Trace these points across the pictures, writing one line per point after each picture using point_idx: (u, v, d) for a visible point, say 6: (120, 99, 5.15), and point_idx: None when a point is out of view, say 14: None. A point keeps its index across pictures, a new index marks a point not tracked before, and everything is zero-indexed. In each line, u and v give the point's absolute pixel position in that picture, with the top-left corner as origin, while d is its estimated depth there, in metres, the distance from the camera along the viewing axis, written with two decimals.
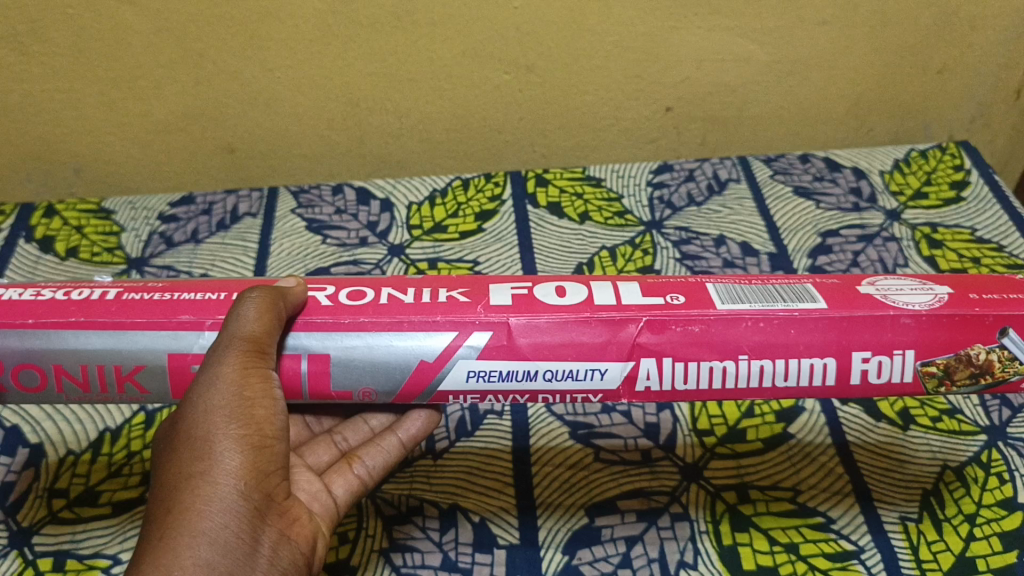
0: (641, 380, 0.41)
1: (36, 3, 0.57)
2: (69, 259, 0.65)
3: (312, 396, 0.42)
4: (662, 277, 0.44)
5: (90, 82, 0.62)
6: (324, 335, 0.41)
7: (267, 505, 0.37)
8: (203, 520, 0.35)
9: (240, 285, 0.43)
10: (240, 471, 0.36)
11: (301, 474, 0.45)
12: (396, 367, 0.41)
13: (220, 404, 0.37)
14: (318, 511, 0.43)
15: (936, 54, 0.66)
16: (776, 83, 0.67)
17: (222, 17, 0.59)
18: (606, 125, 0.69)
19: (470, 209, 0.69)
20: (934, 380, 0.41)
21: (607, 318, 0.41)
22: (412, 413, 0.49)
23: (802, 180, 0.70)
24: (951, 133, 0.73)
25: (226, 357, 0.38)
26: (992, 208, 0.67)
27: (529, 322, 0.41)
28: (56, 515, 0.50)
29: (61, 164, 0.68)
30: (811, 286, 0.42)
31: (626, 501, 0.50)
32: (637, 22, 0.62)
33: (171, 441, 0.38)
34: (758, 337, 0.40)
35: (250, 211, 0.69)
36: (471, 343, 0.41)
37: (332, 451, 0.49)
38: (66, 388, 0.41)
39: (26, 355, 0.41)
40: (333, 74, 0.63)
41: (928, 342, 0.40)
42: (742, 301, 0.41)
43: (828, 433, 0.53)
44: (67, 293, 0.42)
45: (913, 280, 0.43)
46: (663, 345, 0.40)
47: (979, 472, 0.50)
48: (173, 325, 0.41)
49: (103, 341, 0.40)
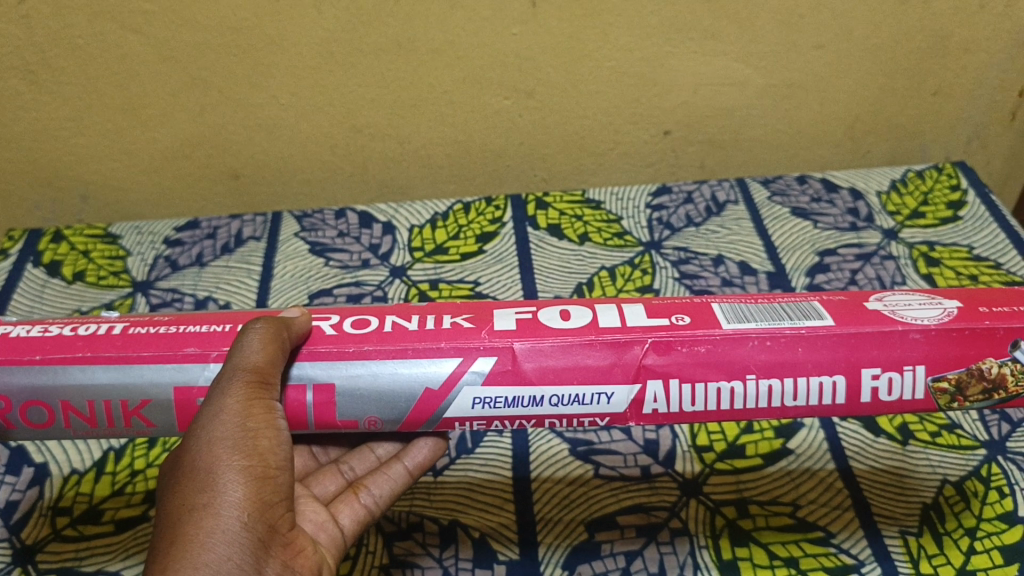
0: (648, 404, 0.42)
1: (45, 33, 0.58)
2: (76, 282, 0.67)
3: (318, 426, 0.43)
4: (665, 298, 0.44)
5: (98, 110, 0.63)
6: (329, 364, 0.41)
7: (270, 536, 0.38)
8: (207, 551, 0.35)
9: (245, 316, 0.44)
10: (244, 503, 0.37)
11: (307, 505, 0.46)
12: (401, 395, 0.41)
13: (223, 435, 0.38)
14: (325, 542, 0.44)
15: (931, 76, 0.67)
16: (774, 106, 0.68)
17: (227, 46, 0.60)
18: (605, 149, 0.70)
19: (471, 231, 0.70)
20: (946, 396, 0.41)
21: (611, 340, 0.41)
22: (418, 442, 0.49)
23: (800, 201, 0.71)
24: (948, 154, 0.74)
25: (230, 389, 0.39)
26: (989, 226, 0.68)
27: (533, 347, 0.41)
28: (60, 533, 0.50)
29: (69, 190, 0.69)
30: (817, 304, 0.43)
31: (626, 516, 0.50)
32: (634, 47, 0.63)
33: (175, 472, 0.38)
34: (765, 355, 0.41)
35: (254, 235, 0.70)
36: (476, 368, 0.41)
37: (338, 481, 0.50)
38: (74, 424, 0.42)
39: (33, 392, 0.41)
40: (336, 101, 0.64)
41: (938, 358, 0.40)
42: (748, 320, 0.41)
43: (831, 458, 0.53)
44: (73, 328, 0.43)
45: (921, 295, 0.43)
46: (670, 367, 0.41)
47: (979, 486, 0.50)
48: (178, 357, 0.41)
49: (109, 376, 0.41)
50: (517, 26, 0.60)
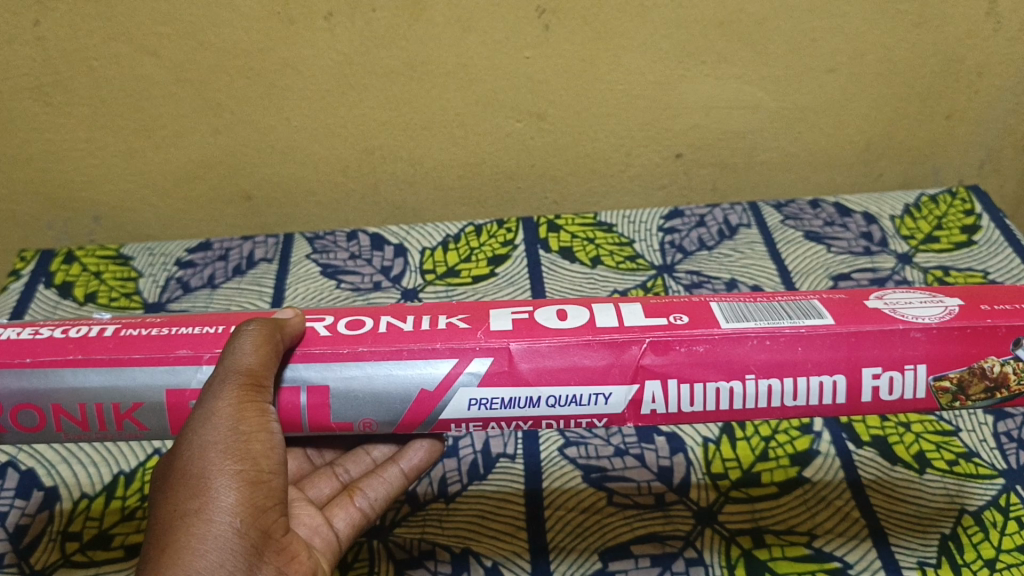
0: (647, 404, 0.41)
1: (60, 54, 0.58)
2: (88, 303, 0.67)
3: (312, 428, 0.42)
4: (664, 298, 0.44)
5: (112, 131, 0.64)
6: (322, 366, 0.41)
7: (264, 542, 0.38)
8: (199, 559, 0.35)
9: (238, 319, 0.44)
10: (237, 508, 0.37)
11: (302, 509, 0.46)
12: (396, 396, 0.41)
13: (215, 439, 0.38)
14: (320, 546, 0.44)
15: (944, 101, 0.67)
16: (786, 129, 0.68)
17: (240, 69, 0.60)
18: (616, 171, 0.70)
19: (483, 253, 0.70)
20: (947, 396, 0.41)
21: (609, 340, 0.41)
22: (415, 443, 0.49)
23: (813, 225, 0.71)
24: (961, 178, 0.73)
25: (222, 392, 0.38)
26: (1004, 251, 0.68)
27: (530, 347, 0.41)
28: (69, 558, 0.50)
29: (82, 211, 0.69)
30: (817, 303, 0.42)
31: (640, 545, 0.49)
32: (647, 71, 0.62)
33: (167, 475, 0.38)
34: (765, 355, 0.40)
35: (266, 257, 0.71)
36: (472, 369, 0.41)
37: (333, 483, 0.50)
38: (66, 427, 0.42)
39: (24, 395, 0.41)
40: (349, 124, 0.64)
41: (940, 356, 0.40)
42: (747, 319, 0.41)
43: (841, 468, 0.53)
44: (65, 330, 0.42)
45: (922, 293, 0.43)
46: (668, 366, 0.40)
47: (997, 517, 0.49)
48: (171, 359, 0.41)
49: (101, 379, 0.40)
50: (529, 50, 0.61)
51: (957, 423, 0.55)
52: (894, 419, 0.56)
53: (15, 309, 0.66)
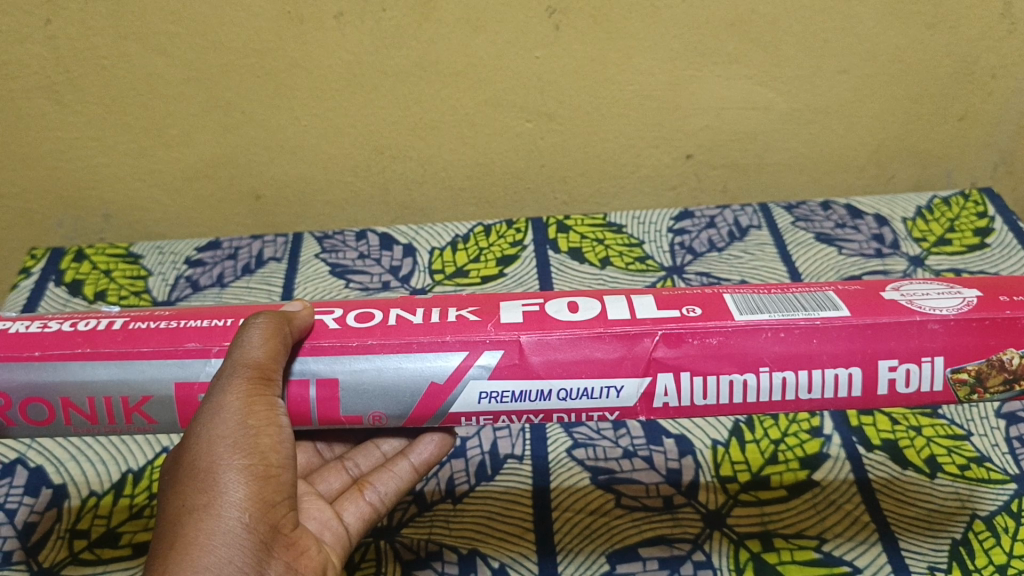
0: (659, 397, 0.41)
1: (71, 54, 0.58)
2: (97, 301, 0.67)
3: (321, 421, 0.42)
4: (677, 290, 0.44)
5: (122, 130, 0.64)
6: (332, 359, 0.41)
7: (273, 537, 0.38)
8: (207, 554, 0.35)
9: (247, 312, 0.44)
10: (246, 503, 0.37)
11: (311, 502, 0.46)
12: (406, 389, 0.41)
13: (224, 434, 0.37)
14: (330, 541, 0.44)
15: (958, 102, 0.66)
16: (797, 130, 0.67)
17: (251, 68, 0.60)
18: (627, 171, 0.70)
19: (493, 253, 0.70)
20: (965, 388, 0.40)
21: (621, 332, 0.40)
22: (424, 437, 0.49)
23: (824, 227, 0.71)
24: (974, 180, 0.73)
25: (231, 386, 0.38)
26: (1018, 253, 0.67)
27: (540, 340, 0.40)
28: (77, 556, 0.50)
29: (92, 209, 0.70)
30: (832, 294, 0.42)
31: (649, 548, 0.49)
32: (657, 71, 0.62)
33: (176, 470, 0.38)
34: (779, 347, 0.40)
35: (275, 256, 0.71)
36: (482, 363, 0.40)
37: (342, 477, 0.50)
38: (75, 421, 0.42)
39: (33, 389, 0.41)
40: (359, 123, 0.64)
41: (958, 349, 0.40)
42: (761, 311, 0.41)
43: (851, 469, 0.53)
44: (73, 324, 0.42)
45: (940, 284, 0.42)
46: (681, 359, 0.40)
47: (1009, 522, 0.49)
48: (179, 353, 0.41)
49: (110, 372, 0.40)
50: (540, 50, 0.60)
51: (969, 427, 0.55)
52: (906, 423, 0.56)
53: (26, 306, 0.66)
